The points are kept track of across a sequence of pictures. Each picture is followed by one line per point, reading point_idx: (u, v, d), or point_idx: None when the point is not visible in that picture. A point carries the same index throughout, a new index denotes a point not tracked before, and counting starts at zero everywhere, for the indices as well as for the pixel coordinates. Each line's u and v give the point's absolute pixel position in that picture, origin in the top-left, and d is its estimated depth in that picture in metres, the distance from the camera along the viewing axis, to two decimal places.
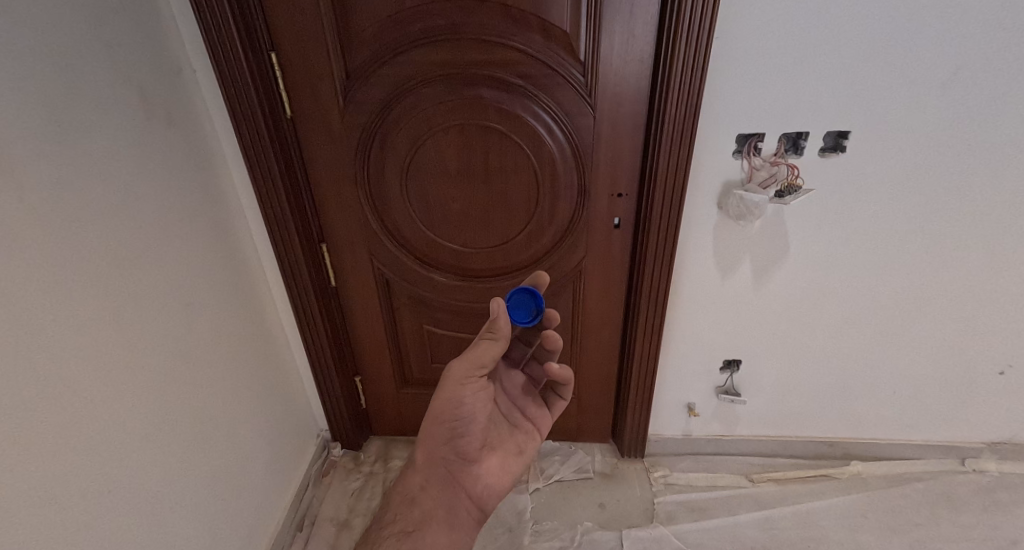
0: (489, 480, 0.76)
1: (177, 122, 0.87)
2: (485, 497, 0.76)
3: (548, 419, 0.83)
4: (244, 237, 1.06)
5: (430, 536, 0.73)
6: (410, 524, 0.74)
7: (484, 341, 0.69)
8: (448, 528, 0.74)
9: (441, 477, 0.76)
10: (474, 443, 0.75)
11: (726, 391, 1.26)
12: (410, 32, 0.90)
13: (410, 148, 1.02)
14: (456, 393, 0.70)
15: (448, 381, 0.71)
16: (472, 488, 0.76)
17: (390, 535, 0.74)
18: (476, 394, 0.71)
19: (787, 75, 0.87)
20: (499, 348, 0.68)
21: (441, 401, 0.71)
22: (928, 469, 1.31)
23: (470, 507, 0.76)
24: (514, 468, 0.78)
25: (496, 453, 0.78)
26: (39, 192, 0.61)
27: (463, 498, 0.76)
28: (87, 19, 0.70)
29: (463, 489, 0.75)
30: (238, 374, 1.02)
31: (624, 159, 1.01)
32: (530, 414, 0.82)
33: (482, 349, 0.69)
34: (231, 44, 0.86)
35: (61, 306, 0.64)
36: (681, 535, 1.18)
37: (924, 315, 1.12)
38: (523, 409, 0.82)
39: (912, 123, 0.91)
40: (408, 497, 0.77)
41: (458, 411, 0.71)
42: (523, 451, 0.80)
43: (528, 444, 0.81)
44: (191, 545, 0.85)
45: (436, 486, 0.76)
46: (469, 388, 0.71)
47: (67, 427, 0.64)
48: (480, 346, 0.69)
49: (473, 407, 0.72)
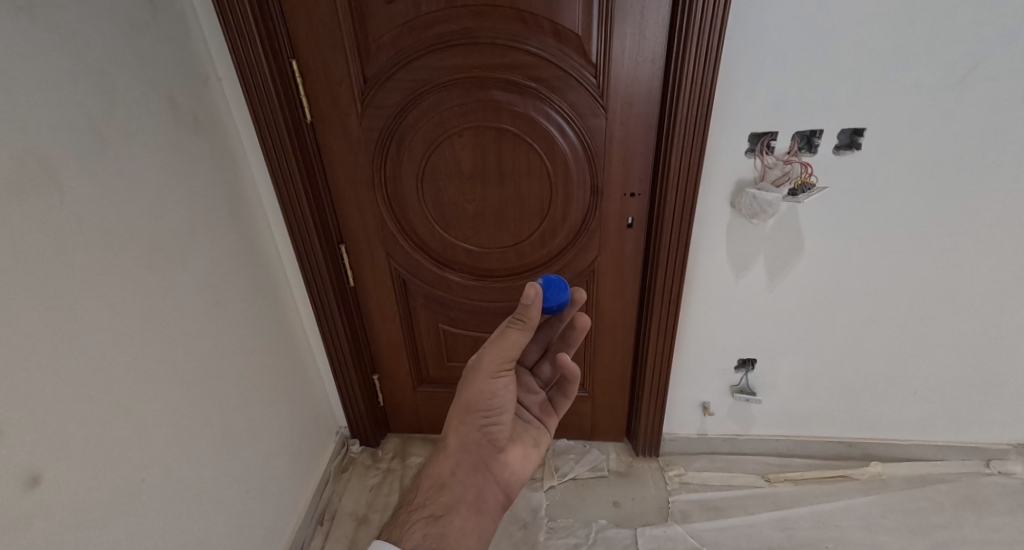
0: (516, 468, 0.77)
1: (204, 130, 0.91)
2: (512, 483, 0.77)
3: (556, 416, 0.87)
4: (267, 240, 1.10)
5: (459, 521, 0.71)
6: (439, 509, 0.71)
7: (513, 328, 0.69)
8: (476, 514, 0.73)
9: (471, 462, 0.74)
10: (504, 432, 0.76)
11: (741, 391, 1.26)
12: (426, 38, 0.92)
13: (426, 150, 1.04)
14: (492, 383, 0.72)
15: (482, 370, 0.71)
16: (500, 473, 0.76)
17: (419, 520, 0.70)
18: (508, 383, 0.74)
19: (799, 73, 0.87)
20: (523, 338, 0.69)
21: (477, 390, 0.72)
22: (951, 470, 1.29)
23: (497, 493, 0.76)
24: (534, 458, 0.80)
25: (518, 443, 0.79)
26: (77, 197, 0.65)
27: (492, 483, 0.75)
28: (123, 34, 0.74)
29: (493, 475, 0.75)
30: (260, 371, 1.05)
31: (636, 159, 1.02)
32: (538, 410, 0.86)
33: (512, 337, 0.69)
34: (256, 53, 0.90)
35: (98, 305, 0.68)
36: (696, 534, 1.18)
37: (946, 314, 1.11)
38: (528, 404, 0.86)
39: (929, 119, 0.90)
40: (437, 480, 0.74)
41: (494, 398, 0.73)
42: (539, 444, 0.82)
43: (541, 436, 0.84)
44: (217, 534, 0.89)
45: (467, 471, 0.74)
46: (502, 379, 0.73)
47: (104, 417, 0.68)
48: (511, 333, 0.70)
49: (505, 395, 0.75)
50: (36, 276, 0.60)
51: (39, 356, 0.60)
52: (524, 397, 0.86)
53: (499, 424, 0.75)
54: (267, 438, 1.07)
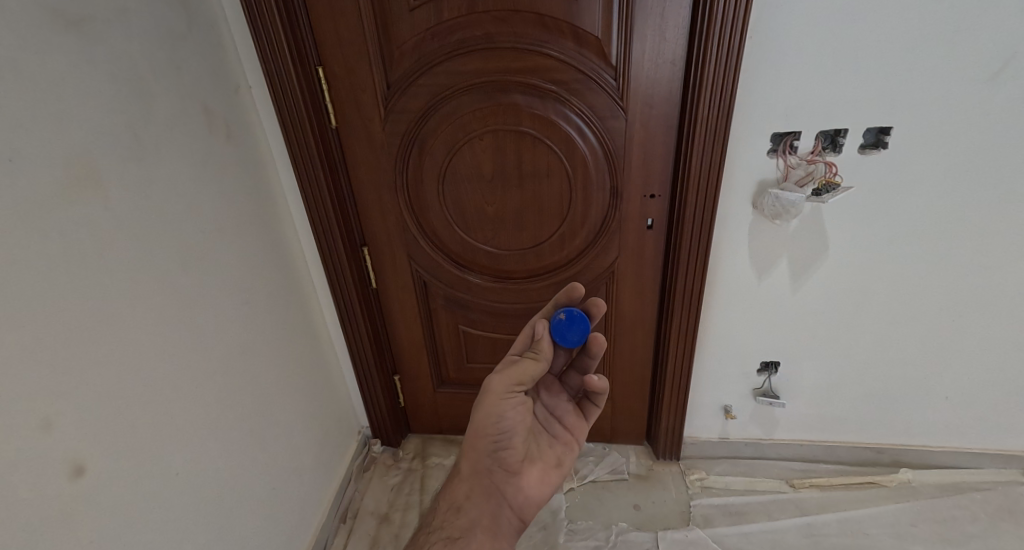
0: (532, 493, 0.77)
1: (235, 135, 0.94)
2: (527, 507, 0.77)
3: (584, 428, 0.83)
4: (293, 243, 1.13)
5: (475, 543, 0.75)
6: (456, 531, 0.76)
7: (528, 360, 0.70)
8: (492, 536, 0.75)
9: (485, 486, 0.77)
10: (517, 457, 0.76)
11: (764, 394, 1.24)
12: (447, 44, 0.94)
13: (447, 154, 1.06)
14: (499, 411, 0.72)
15: (487, 398, 0.72)
16: (514, 497, 0.76)
17: (438, 541, 0.76)
18: (517, 407, 0.72)
19: (824, 73, 0.86)
20: (542, 367, 0.70)
21: (482, 414, 0.72)
22: (985, 479, 1.25)
23: (511, 516, 0.77)
24: (553, 480, 0.78)
25: (536, 465, 0.78)
26: (118, 200, 0.68)
27: (506, 507, 0.77)
28: (161, 44, 0.77)
29: (505, 498, 0.76)
30: (285, 369, 1.07)
31: (656, 159, 1.02)
32: (568, 423, 0.82)
33: (525, 367, 0.70)
34: (285, 62, 0.93)
35: (138, 304, 0.70)
36: (719, 539, 1.16)
37: (980, 317, 1.08)
38: (558, 417, 0.82)
39: (960, 116, 0.88)
40: (455, 503, 0.78)
41: (502, 424, 0.73)
42: (562, 463, 0.80)
43: (566, 455, 0.81)
44: (243, 527, 0.91)
45: (480, 495, 0.77)
46: (511, 404, 0.72)
47: (144, 409, 0.70)
48: (518, 364, 0.70)
49: (517, 419, 0.73)
50: (79, 275, 0.62)
51: (85, 352, 0.62)
52: (551, 409, 0.82)
53: (509, 450, 0.75)
54: (292, 435, 1.09)
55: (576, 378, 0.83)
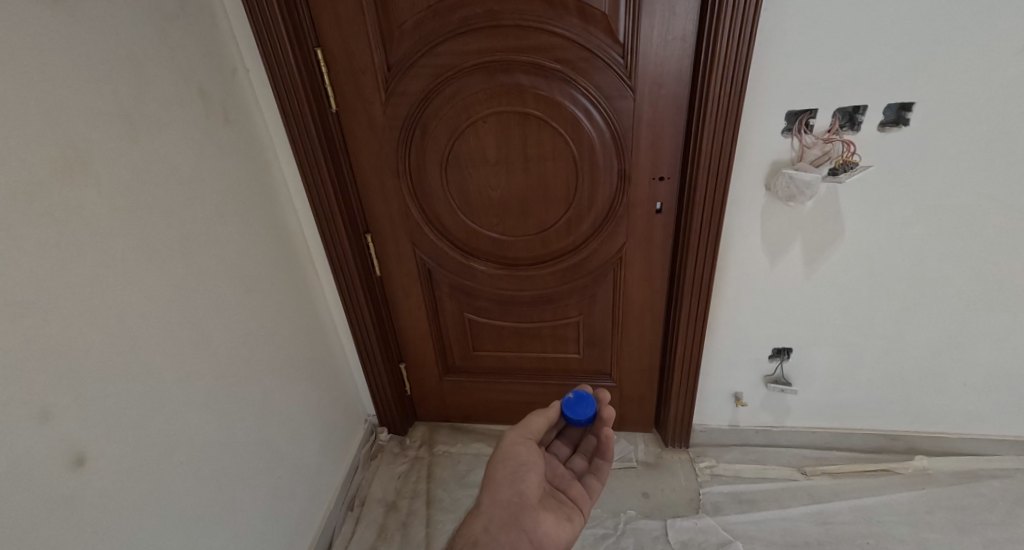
0: (549, 530, 0.76)
1: (233, 120, 0.92)
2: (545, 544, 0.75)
3: (589, 504, 0.85)
4: (295, 230, 1.12)
5: None
6: None
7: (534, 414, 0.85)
8: None
9: (503, 519, 0.76)
10: (533, 493, 0.79)
11: (775, 381, 1.21)
12: (449, 23, 0.91)
13: (450, 138, 1.03)
14: (514, 447, 0.82)
15: (506, 441, 0.84)
16: (533, 531, 0.75)
17: None
18: (531, 450, 0.82)
19: (843, 46, 0.82)
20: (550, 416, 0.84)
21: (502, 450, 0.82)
22: (1004, 466, 1.22)
23: None
24: (567, 528, 0.78)
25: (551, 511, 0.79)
26: (112, 186, 0.66)
27: (525, 541, 0.74)
28: (154, 25, 0.75)
29: (525, 531, 0.75)
30: (288, 358, 1.06)
31: (666, 140, 0.99)
32: (573, 495, 0.84)
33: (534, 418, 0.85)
34: (282, 43, 0.90)
35: (135, 291, 0.69)
36: (729, 527, 1.15)
37: (1002, 301, 1.04)
38: (563, 489, 0.85)
39: (988, 91, 0.83)
40: (470, 538, 0.74)
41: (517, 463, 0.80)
42: (572, 520, 0.80)
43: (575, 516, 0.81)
44: (248, 515, 0.91)
45: (499, 527, 0.74)
46: (526, 448, 0.82)
47: (144, 398, 0.70)
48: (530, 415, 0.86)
49: (531, 462, 0.81)
50: (74, 262, 0.61)
51: (83, 340, 0.61)
52: (558, 482, 0.86)
53: (526, 485, 0.79)
54: (297, 423, 1.09)
55: (581, 460, 0.90)
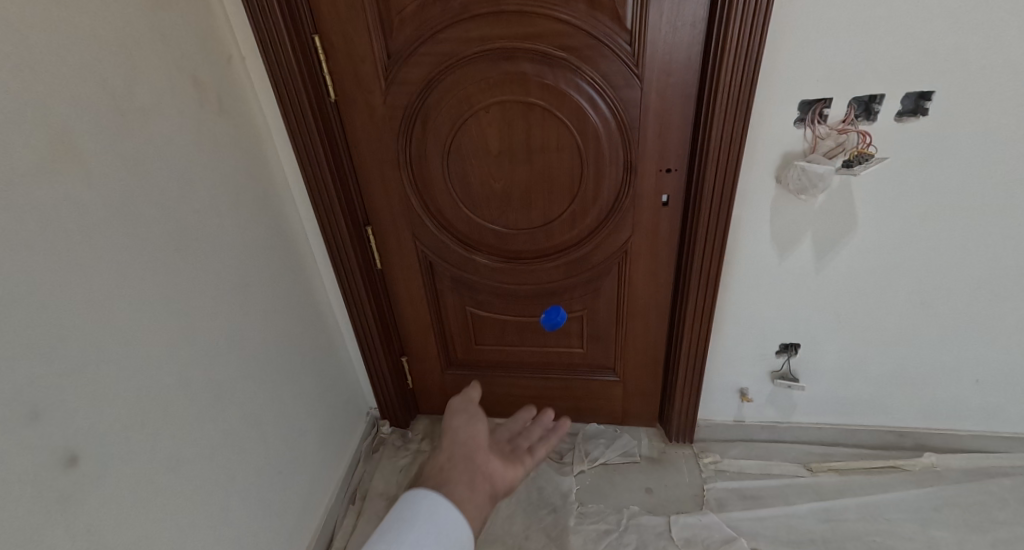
0: (500, 473, 0.65)
1: (229, 110, 0.90)
2: (497, 485, 0.63)
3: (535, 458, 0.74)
4: (294, 222, 1.10)
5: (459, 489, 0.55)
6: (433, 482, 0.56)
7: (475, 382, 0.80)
8: (472, 489, 0.57)
9: (461, 454, 0.64)
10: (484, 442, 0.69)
11: (782, 376, 1.19)
12: (450, 8, 0.88)
13: (451, 129, 1.01)
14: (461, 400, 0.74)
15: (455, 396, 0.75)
16: (490, 474, 0.64)
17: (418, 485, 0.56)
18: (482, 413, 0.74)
19: (861, 32, 0.79)
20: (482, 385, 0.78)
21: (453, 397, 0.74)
22: (1014, 463, 1.20)
23: (485, 484, 0.61)
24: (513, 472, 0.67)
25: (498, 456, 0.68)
26: (103, 179, 0.65)
27: (480, 473, 0.62)
28: (144, 11, 0.72)
29: (479, 466, 0.64)
30: (288, 352, 1.05)
31: (673, 131, 0.96)
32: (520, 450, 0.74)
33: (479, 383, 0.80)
34: (278, 31, 0.87)
35: (128, 287, 0.68)
36: (733, 523, 1.14)
37: (1017, 296, 1.02)
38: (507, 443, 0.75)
39: (1013, 79, 0.80)
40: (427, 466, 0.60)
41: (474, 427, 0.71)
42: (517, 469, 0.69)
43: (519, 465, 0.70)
44: (248, 510, 0.90)
45: (456, 459, 0.63)
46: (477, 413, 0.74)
47: (139, 395, 0.69)
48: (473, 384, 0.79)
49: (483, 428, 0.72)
50: (64, 257, 0.59)
51: (75, 337, 0.60)
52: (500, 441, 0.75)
53: (479, 433, 0.70)
54: (297, 418, 1.08)
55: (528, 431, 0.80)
